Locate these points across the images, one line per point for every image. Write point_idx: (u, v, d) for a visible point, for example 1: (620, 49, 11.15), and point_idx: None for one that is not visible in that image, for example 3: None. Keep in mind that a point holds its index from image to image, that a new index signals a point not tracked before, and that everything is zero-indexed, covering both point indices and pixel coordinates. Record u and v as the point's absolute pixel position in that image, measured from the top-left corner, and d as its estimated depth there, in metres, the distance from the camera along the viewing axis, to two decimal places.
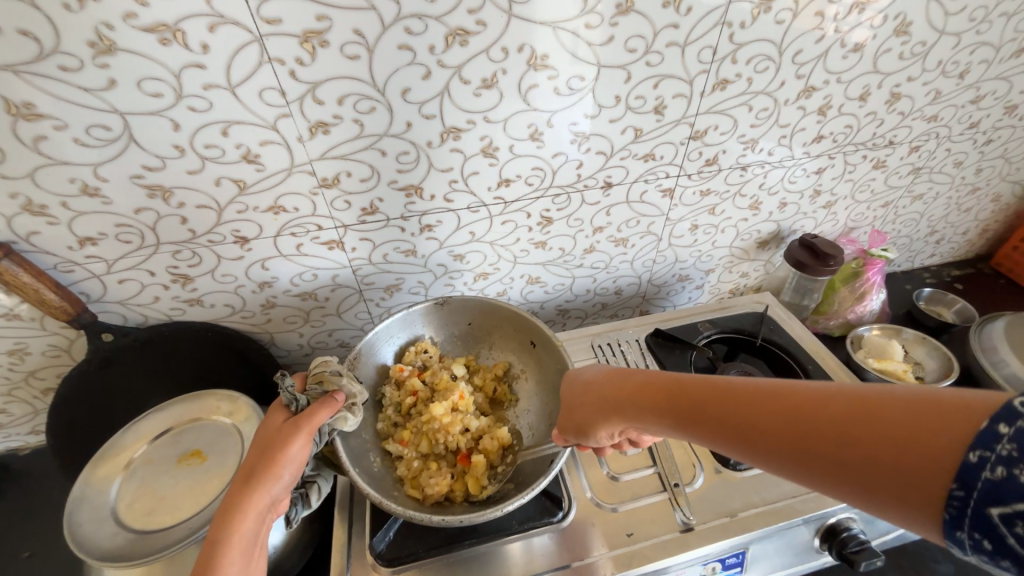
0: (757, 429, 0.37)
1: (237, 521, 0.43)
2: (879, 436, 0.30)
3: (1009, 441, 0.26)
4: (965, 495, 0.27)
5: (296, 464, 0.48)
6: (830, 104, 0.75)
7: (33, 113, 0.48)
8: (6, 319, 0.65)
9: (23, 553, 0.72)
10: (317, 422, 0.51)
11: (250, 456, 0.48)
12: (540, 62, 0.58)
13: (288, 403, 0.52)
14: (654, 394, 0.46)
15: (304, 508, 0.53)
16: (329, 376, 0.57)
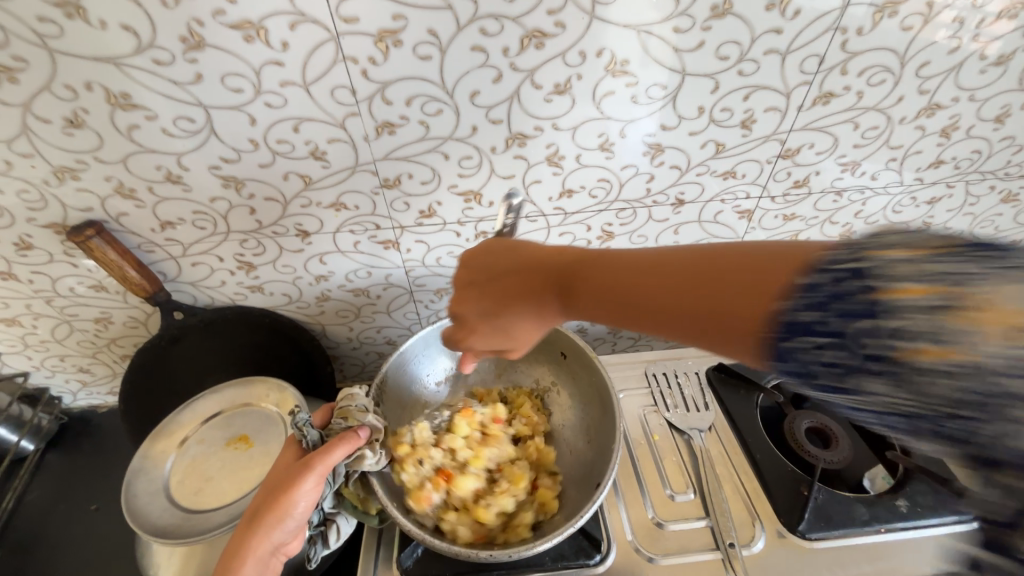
0: (665, 297, 0.33)
1: (238, 563, 0.44)
2: (730, 280, 0.30)
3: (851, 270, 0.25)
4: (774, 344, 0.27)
5: (302, 508, 0.47)
6: (956, 124, 0.64)
7: (129, 103, 0.51)
8: (95, 290, 0.70)
9: (91, 506, 0.79)
10: (330, 462, 0.48)
11: (260, 492, 0.48)
12: (618, 68, 0.54)
13: (301, 439, 0.52)
14: (585, 270, 0.40)
15: (323, 547, 0.53)
16: (353, 411, 0.55)
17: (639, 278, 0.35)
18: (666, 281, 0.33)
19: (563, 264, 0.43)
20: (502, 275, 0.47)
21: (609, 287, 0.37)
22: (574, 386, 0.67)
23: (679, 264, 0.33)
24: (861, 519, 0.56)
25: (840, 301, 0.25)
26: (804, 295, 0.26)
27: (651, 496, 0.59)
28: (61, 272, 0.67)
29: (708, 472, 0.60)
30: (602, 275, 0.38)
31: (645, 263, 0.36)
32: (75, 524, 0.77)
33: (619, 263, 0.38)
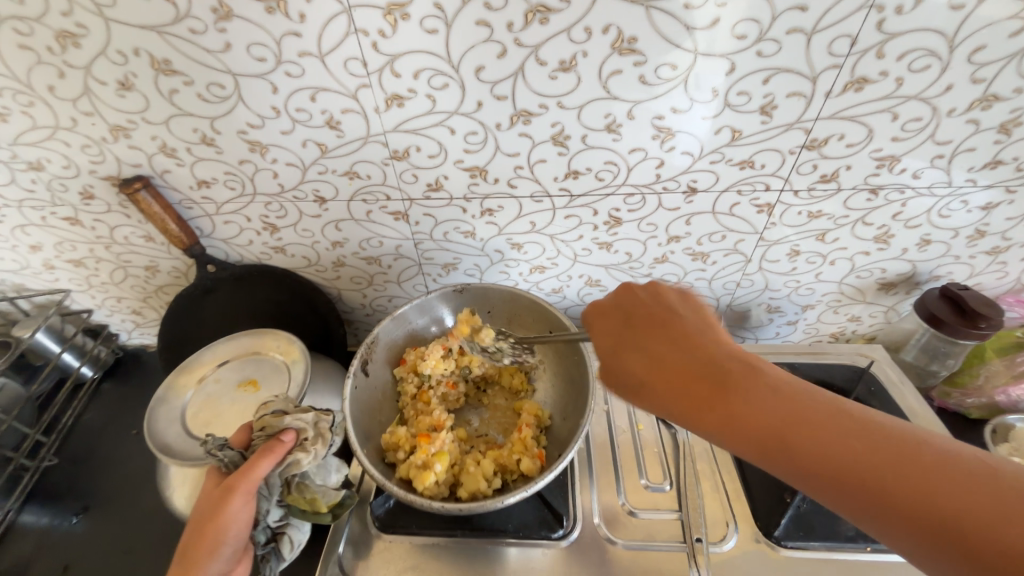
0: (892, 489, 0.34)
1: None
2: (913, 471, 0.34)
3: None
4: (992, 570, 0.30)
5: (236, 531, 0.45)
6: (1019, 119, 0.57)
7: (169, 69, 0.57)
8: (145, 240, 0.79)
9: (132, 430, 0.90)
10: (254, 481, 0.47)
11: (189, 528, 0.45)
12: (626, 46, 0.53)
13: (219, 464, 0.49)
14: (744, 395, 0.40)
15: (279, 562, 0.52)
16: (270, 420, 0.51)
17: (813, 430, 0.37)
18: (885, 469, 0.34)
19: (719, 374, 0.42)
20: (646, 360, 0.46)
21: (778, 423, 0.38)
22: (559, 362, 0.67)
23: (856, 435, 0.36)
24: (846, 534, 0.52)
25: None
26: None
27: (624, 483, 0.58)
28: (117, 222, 0.76)
29: (686, 469, 0.58)
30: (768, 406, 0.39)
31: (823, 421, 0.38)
32: (120, 443, 0.88)
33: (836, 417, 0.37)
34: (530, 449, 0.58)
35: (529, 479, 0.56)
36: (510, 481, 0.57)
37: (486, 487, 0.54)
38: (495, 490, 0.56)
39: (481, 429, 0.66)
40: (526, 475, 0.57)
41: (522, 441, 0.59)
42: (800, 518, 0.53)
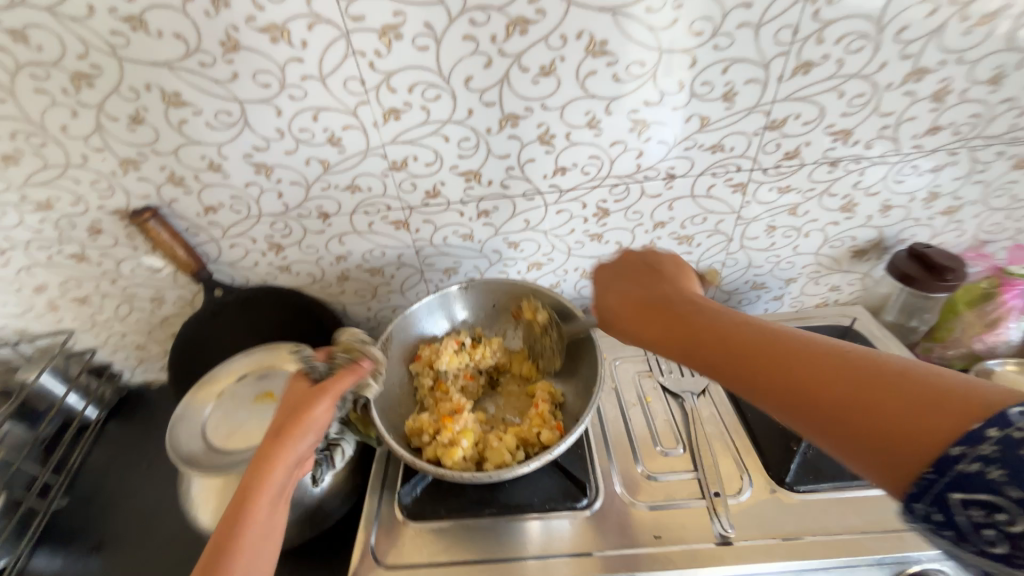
0: (839, 409, 0.37)
1: (263, 478, 0.47)
2: (859, 392, 0.37)
3: (991, 442, 0.31)
4: (935, 477, 0.33)
5: (321, 427, 0.51)
6: (949, 88, 0.65)
7: (179, 101, 0.61)
8: (151, 271, 0.81)
9: (142, 466, 0.89)
10: (340, 391, 0.53)
11: (280, 415, 0.51)
12: (598, 48, 0.59)
13: (310, 370, 0.55)
14: (719, 338, 0.46)
15: (328, 469, 0.61)
16: (355, 344, 0.58)
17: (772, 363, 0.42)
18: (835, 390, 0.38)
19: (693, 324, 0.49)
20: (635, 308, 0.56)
21: (745, 360, 0.44)
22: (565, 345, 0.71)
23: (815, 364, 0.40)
24: (851, 474, 0.56)
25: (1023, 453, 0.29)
26: (965, 444, 0.32)
27: (641, 452, 0.61)
28: (124, 255, 0.78)
29: (696, 432, 0.61)
30: (733, 348, 0.45)
31: (786, 354, 0.42)
32: (130, 480, 0.87)
33: (790, 352, 0.42)
34: (548, 422, 0.61)
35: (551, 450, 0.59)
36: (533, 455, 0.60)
37: (511, 458, 0.57)
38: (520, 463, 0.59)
39: (500, 413, 0.68)
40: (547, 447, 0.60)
41: (540, 416, 0.62)
42: (807, 465, 0.57)
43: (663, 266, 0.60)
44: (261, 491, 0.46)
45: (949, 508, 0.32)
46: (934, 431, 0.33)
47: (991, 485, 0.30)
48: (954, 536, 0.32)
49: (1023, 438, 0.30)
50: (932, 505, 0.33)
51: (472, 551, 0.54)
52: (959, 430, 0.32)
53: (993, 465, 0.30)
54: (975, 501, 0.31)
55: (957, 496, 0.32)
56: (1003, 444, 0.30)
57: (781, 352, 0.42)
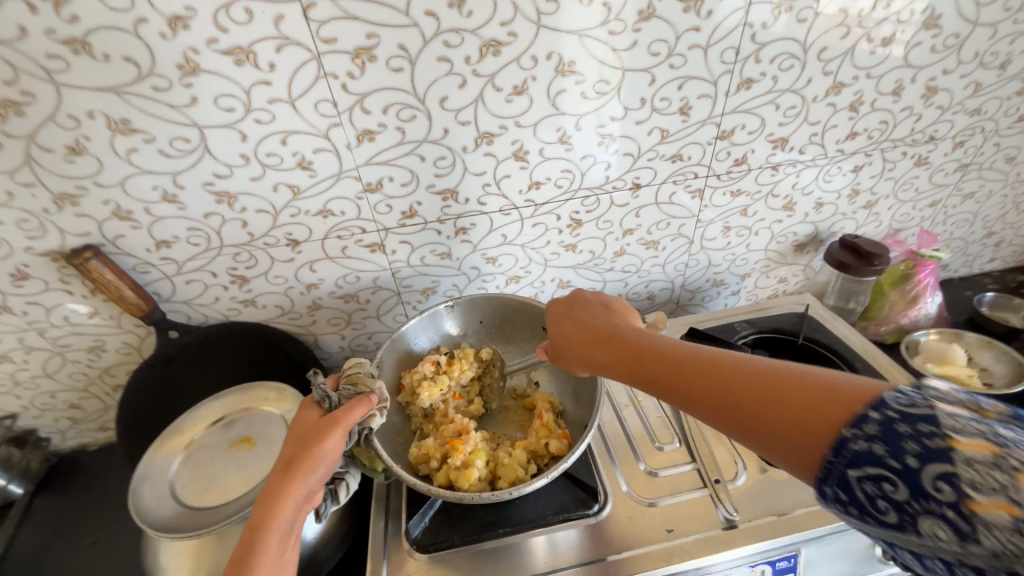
0: (752, 403, 0.38)
1: (274, 509, 0.44)
2: (764, 389, 0.38)
3: (875, 423, 0.32)
4: (834, 458, 0.33)
5: (332, 459, 0.49)
6: (862, 99, 0.75)
7: (128, 128, 0.56)
8: (90, 317, 0.72)
9: (86, 541, 0.78)
10: (351, 422, 0.52)
11: (286, 449, 0.49)
12: (567, 68, 0.62)
13: (321, 400, 0.54)
14: (646, 354, 0.48)
15: (333, 504, 0.54)
16: (364, 377, 0.57)
17: (689, 372, 0.43)
18: (748, 389, 0.39)
19: (628, 344, 0.50)
20: (580, 335, 0.55)
21: (667, 372, 0.45)
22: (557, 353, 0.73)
23: (721, 369, 0.41)
24: None
25: (901, 429, 0.31)
26: (856, 426, 0.33)
27: (640, 450, 0.63)
28: (57, 301, 0.69)
29: (689, 424, 0.65)
30: (658, 362, 0.46)
31: (699, 362, 0.43)
32: (71, 560, 0.76)
33: (706, 359, 0.43)
34: (553, 432, 0.62)
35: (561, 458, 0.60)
36: (542, 465, 0.61)
37: (524, 472, 0.58)
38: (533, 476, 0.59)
39: (500, 429, 0.69)
40: (555, 456, 0.61)
41: (545, 427, 0.63)
42: None
43: (606, 293, 0.61)
44: (274, 520, 0.44)
45: (850, 487, 0.32)
46: (838, 423, 0.34)
47: (876, 459, 0.31)
48: (859, 512, 0.32)
49: (895, 416, 0.31)
50: (838, 487, 0.33)
51: (490, 573, 0.53)
52: (852, 415, 0.33)
53: (875, 441, 0.31)
54: (866, 475, 0.31)
55: (856, 476, 0.32)
56: (883, 423, 0.32)
57: (699, 360, 0.43)
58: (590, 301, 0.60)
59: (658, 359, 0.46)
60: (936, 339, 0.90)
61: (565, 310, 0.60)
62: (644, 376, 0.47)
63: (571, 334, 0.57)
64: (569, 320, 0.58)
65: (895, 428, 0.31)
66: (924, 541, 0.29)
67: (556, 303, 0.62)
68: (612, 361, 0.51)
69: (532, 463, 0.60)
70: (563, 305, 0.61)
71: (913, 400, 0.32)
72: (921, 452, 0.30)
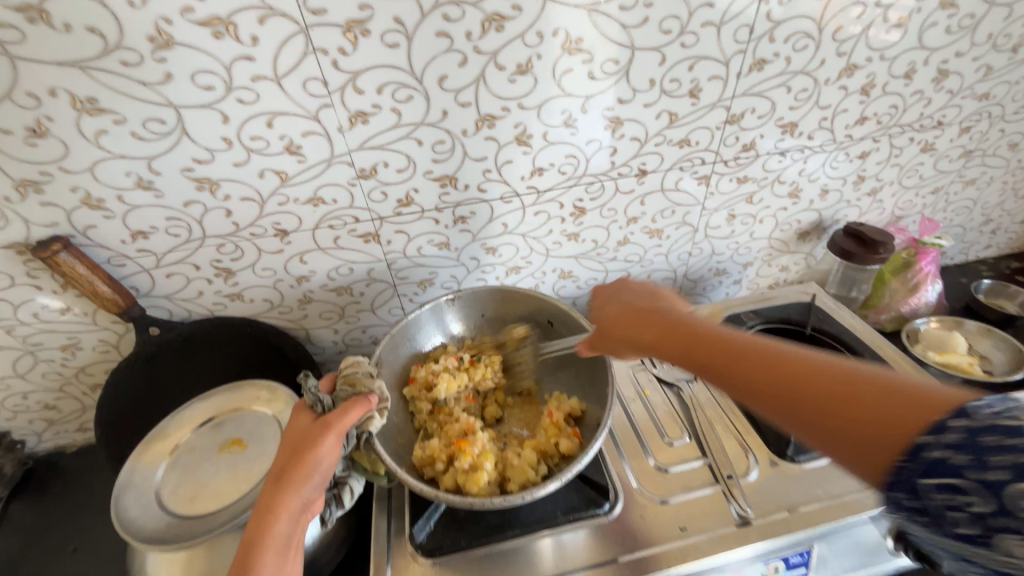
0: (821, 398, 0.36)
1: (269, 522, 0.43)
2: (831, 386, 0.36)
3: (957, 429, 0.30)
4: (908, 463, 0.31)
5: (327, 467, 0.47)
6: (873, 82, 0.73)
7: (95, 108, 0.51)
8: (61, 314, 0.67)
9: (68, 548, 0.74)
10: (346, 424, 0.49)
11: (280, 458, 0.47)
12: (574, 46, 0.58)
13: (315, 404, 0.51)
14: (698, 337, 0.47)
15: (338, 509, 0.53)
16: (361, 377, 0.54)
17: (745, 359, 0.42)
18: (818, 386, 0.37)
19: (678, 326, 0.49)
20: (621, 316, 0.55)
21: (721, 357, 0.44)
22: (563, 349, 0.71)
23: (785, 360, 0.40)
24: None
25: (986, 440, 0.29)
26: (937, 435, 0.31)
27: (649, 445, 0.62)
28: (24, 297, 0.64)
29: (699, 418, 0.64)
30: (710, 347, 0.45)
31: (759, 353, 0.42)
32: (53, 568, 0.72)
33: (766, 350, 0.42)
34: (563, 431, 0.62)
35: (570, 458, 0.60)
36: (552, 465, 0.60)
37: (534, 474, 0.57)
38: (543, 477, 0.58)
39: (512, 426, 0.68)
40: (565, 455, 0.60)
41: (554, 426, 0.62)
42: None
43: (651, 283, 0.60)
44: (269, 532, 0.43)
45: (919, 494, 0.31)
46: (914, 431, 0.32)
47: (954, 470, 0.30)
48: (927, 521, 0.31)
49: (980, 426, 0.29)
50: (911, 496, 0.31)
51: None
52: (927, 421, 0.31)
53: (957, 451, 0.30)
54: (942, 485, 0.30)
55: (929, 484, 0.30)
56: (965, 433, 0.30)
57: (767, 351, 0.42)
58: (635, 287, 0.59)
59: (713, 344, 0.45)
60: (936, 327, 0.90)
61: (610, 294, 0.59)
62: (696, 359, 0.46)
63: (617, 317, 0.55)
64: (613, 301, 0.57)
65: (978, 438, 0.29)
66: (992, 554, 0.29)
67: (601, 289, 0.61)
68: (659, 343, 0.50)
69: (542, 463, 0.59)
70: (606, 289, 0.60)
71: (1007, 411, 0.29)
72: (1015, 465, 0.28)
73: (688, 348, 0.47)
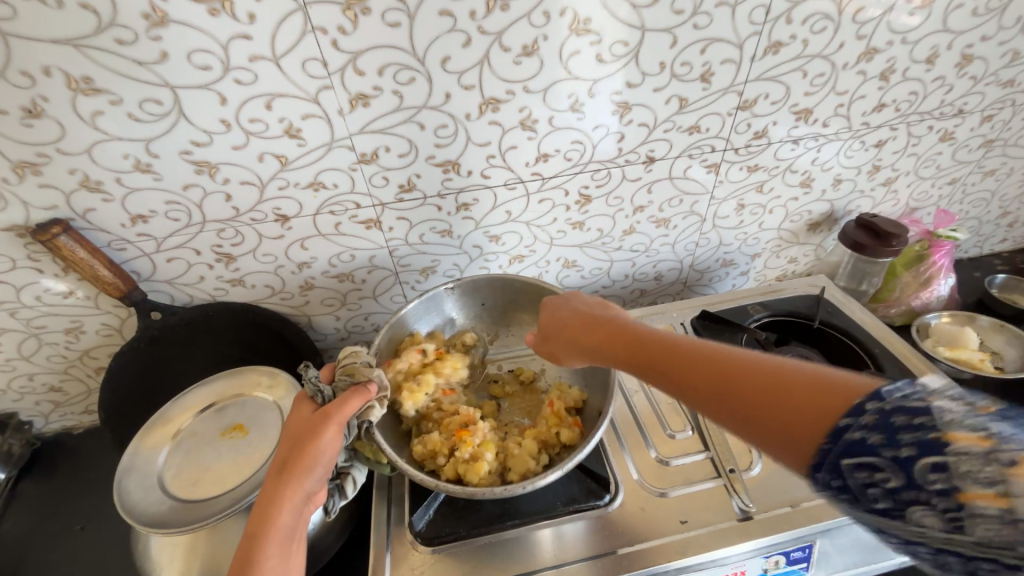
0: (752, 393, 0.37)
1: (273, 515, 0.43)
2: (762, 381, 0.37)
3: (872, 412, 0.31)
4: (831, 446, 0.32)
5: (329, 457, 0.47)
6: (893, 67, 0.70)
7: (91, 88, 0.50)
8: (63, 297, 0.67)
9: (75, 527, 0.76)
10: (347, 415, 0.49)
11: (281, 450, 0.47)
12: (582, 27, 0.56)
13: (315, 394, 0.51)
14: (643, 342, 0.46)
15: (341, 498, 0.53)
16: (360, 367, 0.54)
17: (687, 361, 0.42)
18: (749, 382, 0.37)
19: (629, 332, 0.48)
20: (572, 321, 0.54)
21: (664, 359, 0.43)
22: None
23: (721, 361, 0.40)
24: None
25: (897, 421, 0.29)
26: (851, 417, 0.31)
27: (651, 437, 0.61)
28: (26, 280, 0.64)
29: (701, 410, 0.63)
30: (653, 351, 0.45)
31: (697, 352, 0.42)
32: (61, 546, 0.74)
33: (701, 350, 0.42)
34: (564, 420, 0.61)
35: (572, 447, 0.60)
36: (553, 454, 0.60)
37: (535, 463, 0.56)
38: (544, 466, 0.58)
39: (513, 414, 0.68)
40: (566, 445, 0.60)
41: (555, 415, 0.62)
42: None
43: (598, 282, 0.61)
44: (274, 525, 0.43)
45: (841, 473, 0.31)
46: (835, 416, 0.32)
47: (873, 449, 0.30)
48: (849, 498, 0.31)
49: (892, 407, 0.30)
50: (831, 474, 0.32)
51: (498, 567, 0.51)
52: (845, 406, 0.32)
53: (872, 431, 0.30)
54: (857, 464, 0.30)
55: (849, 464, 0.31)
56: (879, 415, 0.30)
57: (697, 353, 0.42)
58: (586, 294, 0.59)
59: (657, 349, 0.45)
60: (948, 322, 0.88)
61: (562, 300, 0.59)
62: (640, 363, 0.46)
63: (569, 320, 0.55)
64: (562, 306, 0.57)
65: (890, 420, 0.30)
66: (907, 526, 0.29)
67: (555, 295, 0.61)
68: (608, 347, 0.49)
69: (543, 452, 0.59)
70: (561, 296, 0.60)
71: (919, 395, 0.30)
72: (918, 442, 0.29)
73: (636, 354, 0.46)
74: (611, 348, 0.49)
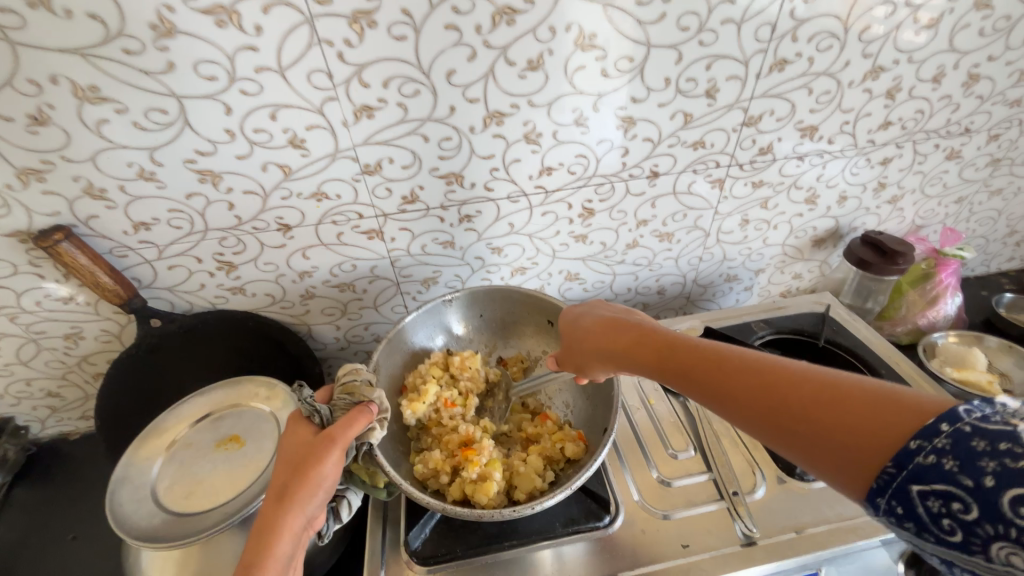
0: (800, 405, 0.35)
1: (271, 543, 0.42)
2: (804, 393, 0.35)
3: (945, 436, 0.29)
4: (896, 471, 0.30)
5: (329, 482, 0.46)
6: (899, 86, 0.70)
7: (97, 96, 0.50)
8: (63, 303, 0.67)
9: (67, 536, 0.75)
10: (349, 438, 0.49)
11: (281, 472, 0.46)
12: (587, 42, 0.56)
13: (312, 415, 0.51)
14: (680, 348, 0.45)
15: (335, 523, 0.51)
16: (359, 386, 0.53)
17: (728, 369, 0.41)
18: (796, 395, 0.36)
19: (665, 339, 0.47)
20: (606, 325, 0.53)
21: (697, 366, 0.43)
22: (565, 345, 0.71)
23: (760, 372, 0.39)
24: None
25: (976, 445, 0.27)
26: (919, 438, 0.29)
27: (653, 457, 0.60)
28: (27, 286, 0.64)
29: (705, 430, 0.62)
30: (688, 358, 0.44)
31: (732, 364, 0.41)
32: (51, 555, 0.72)
33: (738, 360, 0.41)
34: (568, 435, 0.61)
35: (576, 462, 0.60)
36: (557, 470, 0.59)
37: (541, 480, 0.56)
38: (549, 483, 0.58)
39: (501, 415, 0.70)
40: (570, 460, 0.60)
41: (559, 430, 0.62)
42: None
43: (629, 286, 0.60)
44: (272, 554, 0.41)
45: (910, 503, 0.29)
46: (897, 436, 0.30)
47: (948, 475, 0.28)
48: (917, 527, 0.29)
49: (970, 429, 0.28)
50: (895, 500, 0.30)
51: None
52: (915, 424, 0.30)
53: (945, 456, 0.28)
54: (931, 491, 0.28)
55: (919, 490, 0.29)
56: (955, 437, 0.28)
57: (739, 362, 0.40)
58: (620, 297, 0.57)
59: (694, 356, 0.44)
60: (955, 342, 0.87)
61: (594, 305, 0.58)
62: (673, 369, 0.45)
63: (596, 327, 0.54)
64: (591, 313, 0.56)
65: (969, 444, 0.28)
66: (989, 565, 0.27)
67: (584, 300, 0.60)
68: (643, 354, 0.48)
69: (547, 469, 0.59)
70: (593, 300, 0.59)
71: (997, 418, 0.28)
72: (1000, 472, 0.26)
73: (669, 359, 0.45)
74: (649, 354, 0.47)
